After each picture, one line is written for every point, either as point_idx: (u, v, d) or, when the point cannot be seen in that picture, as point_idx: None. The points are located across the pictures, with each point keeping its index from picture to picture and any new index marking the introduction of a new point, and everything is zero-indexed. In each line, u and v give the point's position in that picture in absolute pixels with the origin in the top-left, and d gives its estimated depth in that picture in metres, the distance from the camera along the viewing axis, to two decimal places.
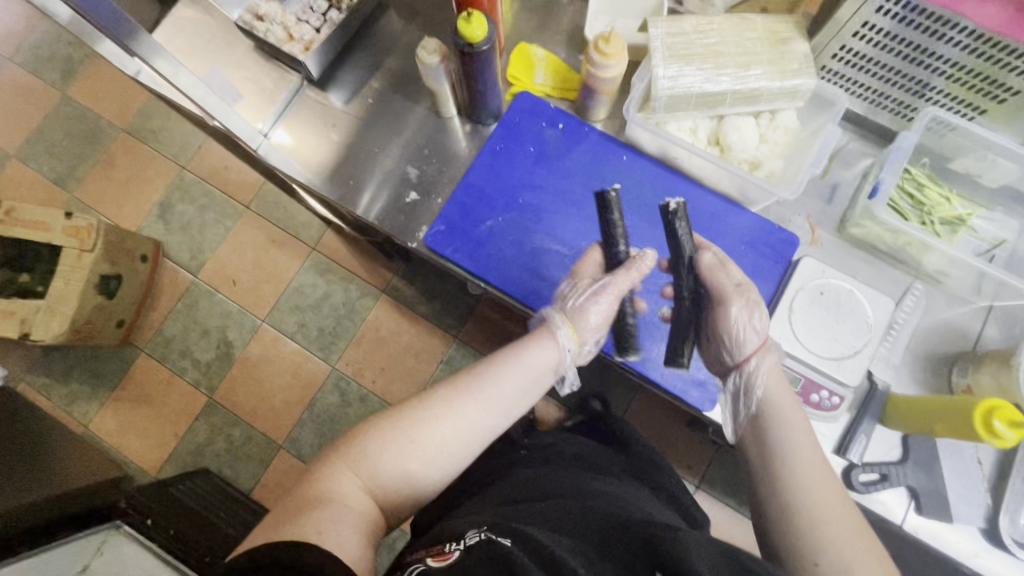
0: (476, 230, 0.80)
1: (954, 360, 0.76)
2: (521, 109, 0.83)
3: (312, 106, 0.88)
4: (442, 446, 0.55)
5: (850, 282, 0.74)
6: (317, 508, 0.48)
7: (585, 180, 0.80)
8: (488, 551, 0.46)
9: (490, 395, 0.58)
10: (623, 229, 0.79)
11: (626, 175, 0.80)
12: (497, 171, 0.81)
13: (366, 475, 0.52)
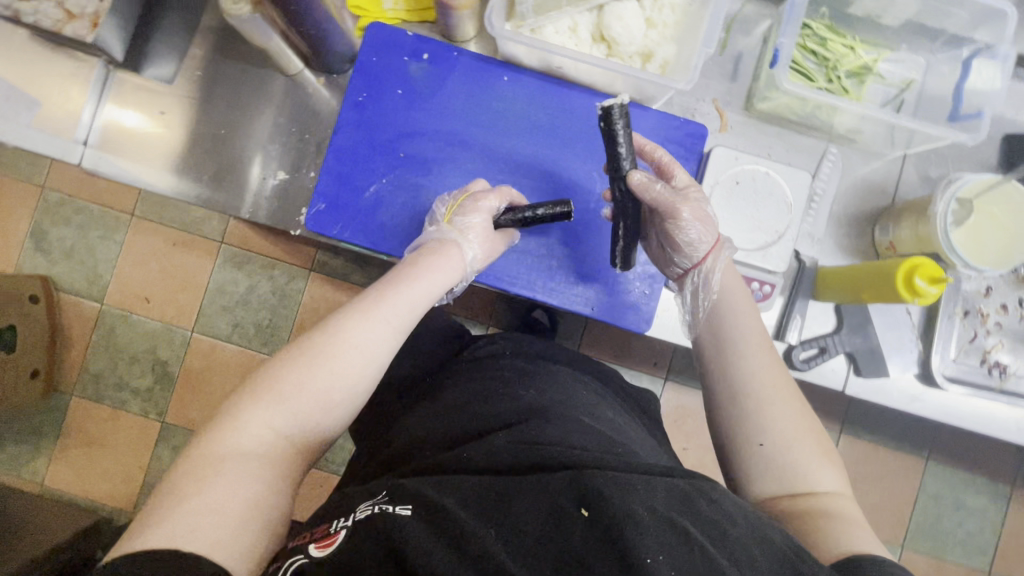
0: (361, 199, 0.70)
1: (876, 218, 0.74)
2: (374, 47, 0.70)
3: (132, 94, 0.73)
4: (311, 400, 0.50)
5: (765, 163, 0.69)
6: (195, 487, 0.43)
7: (466, 115, 0.71)
8: (371, 534, 0.40)
9: (366, 319, 0.54)
10: (520, 161, 0.71)
11: (510, 98, 0.71)
12: (366, 127, 0.70)
13: (241, 435, 0.47)
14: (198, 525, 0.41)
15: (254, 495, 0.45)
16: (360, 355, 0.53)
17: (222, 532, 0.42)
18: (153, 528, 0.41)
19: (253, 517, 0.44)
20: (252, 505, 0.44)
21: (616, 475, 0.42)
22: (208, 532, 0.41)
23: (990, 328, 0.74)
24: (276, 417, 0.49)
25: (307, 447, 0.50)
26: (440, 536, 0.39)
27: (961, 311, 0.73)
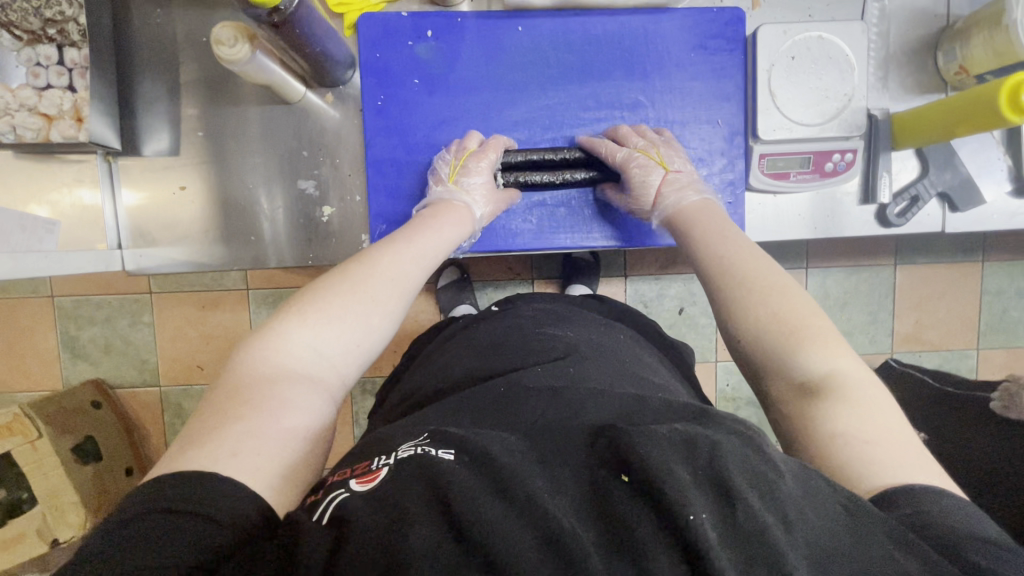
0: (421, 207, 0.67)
1: (935, 45, 0.70)
2: (373, 42, 0.64)
3: (144, 177, 0.69)
4: (335, 354, 0.48)
5: (815, 27, 0.64)
6: (239, 408, 0.41)
7: (493, 82, 0.66)
8: (412, 467, 0.34)
9: (379, 270, 0.53)
10: (563, 113, 0.67)
11: (530, 49, 0.65)
12: (397, 131, 0.66)
13: (279, 374, 0.44)
14: (249, 445, 0.38)
15: (301, 428, 0.42)
16: (378, 309, 0.51)
17: (270, 457, 0.39)
18: (195, 447, 0.38)
19: (298, 450, 0.41)
20: (296, 437, 0.41)
21: (657, 430, 0.34)
22: (256, 452, 0.38)
23: None
24: (302, 364, 0.46)
25: (338, 389, 0.47)
26: (478, 472, 0.33)
27: None
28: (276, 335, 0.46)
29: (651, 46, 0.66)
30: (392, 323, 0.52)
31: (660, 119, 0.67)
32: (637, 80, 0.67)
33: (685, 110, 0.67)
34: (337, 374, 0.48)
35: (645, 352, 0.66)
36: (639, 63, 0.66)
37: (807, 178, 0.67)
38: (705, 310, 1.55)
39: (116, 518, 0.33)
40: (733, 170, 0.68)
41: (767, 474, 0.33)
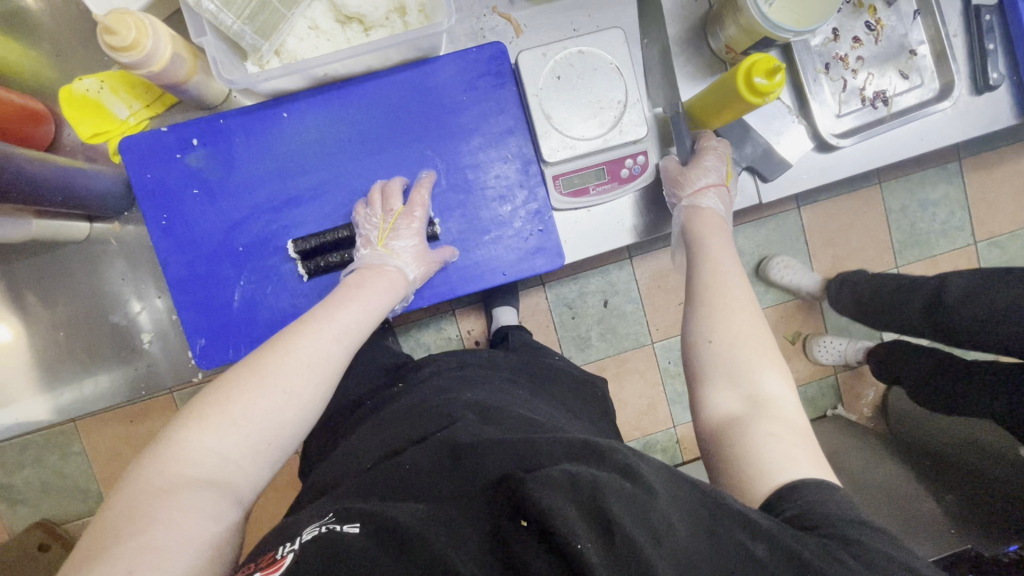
0: (230, 313, 0.65)
1: (704, 29, 0.70)
2: (140, 161, 0.63)
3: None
4: (240, 442, 0.46)
5: (569, 45, 0.64)
6: (136, 528, 0.39)
7: (272, 175, 0.64)
8: (317, 565, 0.34)
9: (287, 348, 0.50)
10: (351, 185, 0.66)
11: (301, 133, 0.64)
12: (186, 245, 0.64)
13: (179, 477, 0.43)
14: (154, 566, 0.37)
15: (208, 536, 0.41)
16: (282, 391, 0.49)
17: (170, 567, 0.38)
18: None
19: (204, 556, 0.40)
20: (202, 543, 0.41)
21: (546, 474, 0.36)
22: (153, 564, 0.37)
23: (855, 66, 0.72)
24: (206, 459, 0.44)
25: (249, 487, 0.46)
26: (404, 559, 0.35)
27: (822, 67, 0.72)
28: (181, 431, 0.45)
29: (424, 99, 0.65)
30: (305, 394, 0.50)
31: (450, 168, 0.66)
32: (417, 136, 0.66)
33: (475, 152, 0.66)
34: (247, 472, 0.46)
35: (538, 396, 0.66)
36: (412, 120, 0.65)
37: (606, 187, 0.67)
38: (628, 297, 1.57)
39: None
40: (536, 200, 0.67)
41: (646, 503, 0.36)
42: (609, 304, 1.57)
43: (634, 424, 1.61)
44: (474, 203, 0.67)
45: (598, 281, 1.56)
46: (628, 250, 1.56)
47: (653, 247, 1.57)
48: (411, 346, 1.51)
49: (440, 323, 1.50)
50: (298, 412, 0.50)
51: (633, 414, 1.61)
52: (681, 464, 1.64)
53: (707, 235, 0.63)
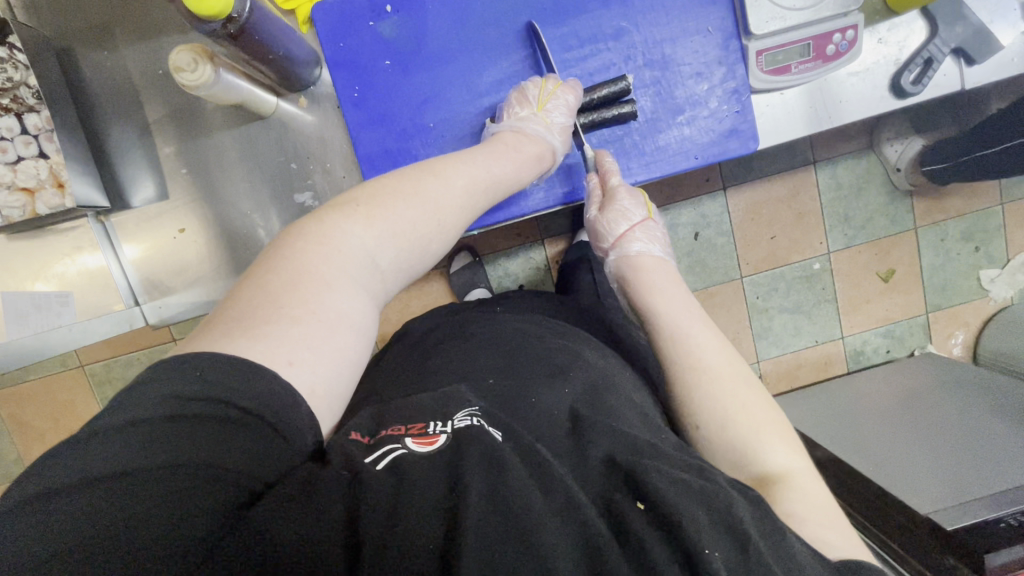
0: (418, 154, 0.87)
1: None
2: (335, 35, 0.84)
3: (134, 228, 0.92)
4: (386, 251, 0.66)
5: None
6: (311, 288, 0.57)
7: (467, 45, 0.85)
8: (468, 436, 0.50)
9: (431, 194, 0.71)
10: (547, 56, 0.86)
11: (505, 9, 0.84)
12: (384, 119, 0.86)
13: (344, 263, 0.61)
14: (312, 339, 0.54)
15: (353, 346, 0.59)
16: (423, 227, 0.70)
17: (317, 376, 0.54)
18: (267, 327, 0.53)
19: (339, 373, 0.56)
20: (343, 361, 0.57)
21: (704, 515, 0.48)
22: (310, 354, 0.53)
23: None
24: (361, 258, 0.63)
25: (383, 293, 0.66)
26: (530, 462, 0.49)
27: None
28: (349, 223, 0.64)
29: None
30: (433, 241, 0.71)
31: (644, 44, 0.85)
32: (618, 12, 0.84)
33: (671, 31, 0.84)
34: (385, 280, 0.67)
35: (564, 336, 0.88)
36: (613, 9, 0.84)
37: (809, 65, 0.79)
38: (720, 229, 1.54)
39: (183, 386, 0.46)
40: (734, 78, 0.84)
41: (684, 478, 0.52)
42: (700, 236, 1.54)
43: None
44: (670, 78, 0.85)
45: (689, 212, 1.53)
46: (722, 180, 1.52)
47: (748, 178, 1.52)
48: (499, 276, 1.50)
49: (529, 252, 1.49)
50: (424, 246, 0.70)
51: None
52: None
53: (658, 288, 0.79)
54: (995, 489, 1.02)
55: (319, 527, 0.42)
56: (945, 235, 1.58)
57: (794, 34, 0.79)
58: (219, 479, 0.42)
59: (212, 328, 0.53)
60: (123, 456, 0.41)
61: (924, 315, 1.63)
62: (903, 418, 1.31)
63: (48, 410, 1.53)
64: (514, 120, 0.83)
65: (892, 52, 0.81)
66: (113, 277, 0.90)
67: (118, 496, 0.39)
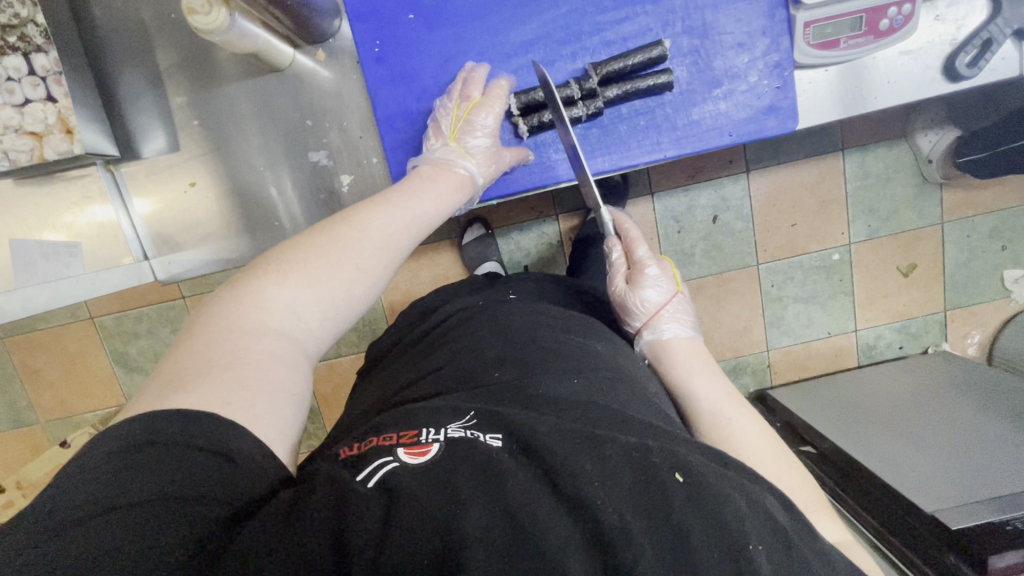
0: (436, 115, 0.88)
1: None
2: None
3: (144, 179, 0.90)
4: (315, 294, 0.63)
5: None
6: (231, 339, 0.57)
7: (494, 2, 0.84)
8: (465, 445, 0.52)
9: (365, 233, 0.68)
10: (580, 17, 0.84)
11: None
12: (406, 77, 0.87)
13: (260, 319, 0.59)
14: (247, 380, 0.55)
15: (289, 383, 0.58)
16: (357, 265, 0.67)
17: (258, 407, 0.54)
18: (193, 381, 0.53)
19: (281, 411, 0.56)
20: (288, 396, 0.57)
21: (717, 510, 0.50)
22: (244, 407, 0.53)
23: None
24: (281, 309, 0.61)
25: (312, 343, 0.64)
26: (531, 468, 0.51)
27: None
28: (267, 272, 0.63)
29: None
30: (374, 278, 0.69)
31: (684, 8, 0.82)
32: None
33: None
34: (313, 331, 0.64)
35: (571, 326, 0.87)
36: None
37: (859, 40, 0.76)
38: (739, 214, 1.51)
39: (145, 428, 0.48)
40: (778, 50, 0.81)
41: (687, 471, 0.53)
42: (718, 220, 1.51)
43: (726, 344, 1.61)
44: (709, 47, 0.82)
45: (709, 195, 1.49)
46: (745, 163, 1.47)
47: (773, 162, 1.47)
48: (512, 250, 1.47)
49: (543, 227, 1.46)
50: (361, 286, 0.68)
51: (727, 333, 1.59)
52: (769, 388, 1.64)
53: (697, 372, 0.83)
54: (999, 493, 1.00)
55: (314, 542, 0.42)
56: (971, 232, 1.54)
57: (844, 5, 0.76)
58: (186, 511, 0.43)
59: (149, 390, 0.54)
60: (89, 491, 0.43)
61: (942, 312, 1.60)
62: (915, 415, 1.29)
63: (60, 361, 1.55)
64: (441, 150, 0.83)
65: (952, 31, 0.78)
66: (122, 231, 0.90)
67: (99, 527, 0.40)
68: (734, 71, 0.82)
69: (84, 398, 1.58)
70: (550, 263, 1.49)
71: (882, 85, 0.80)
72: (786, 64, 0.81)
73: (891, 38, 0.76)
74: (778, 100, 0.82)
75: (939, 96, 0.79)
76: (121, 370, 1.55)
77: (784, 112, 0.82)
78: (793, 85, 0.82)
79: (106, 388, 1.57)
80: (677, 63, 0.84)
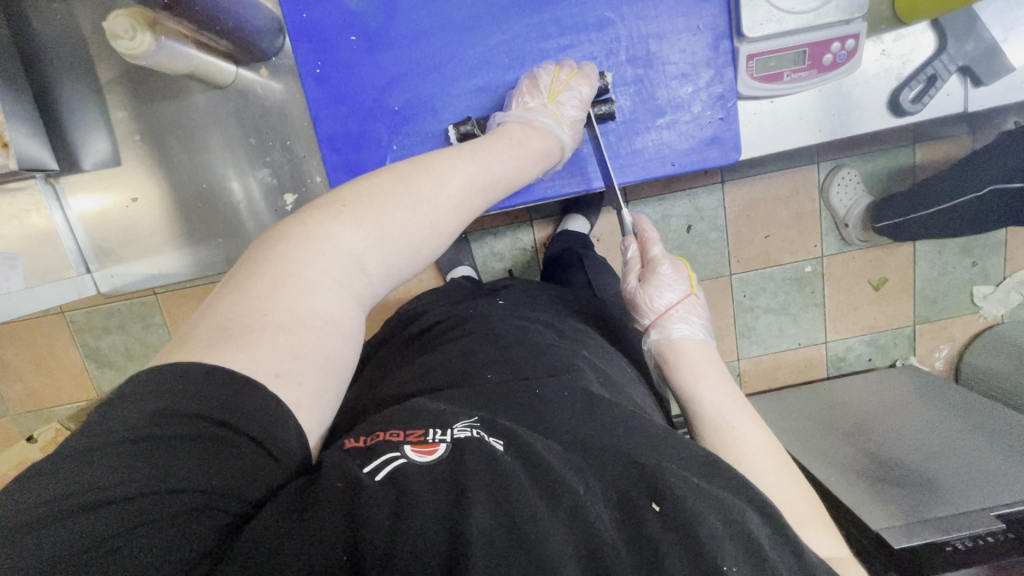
0: (375, 139, 0.87)
1: None
2: (297, 5, 0.83)
3: (85, 186, 0.98)
4: (378, 252, 0.63)
5: None
6: (293, 288, 0.55)
7: (438, 26, 0.84)
8: (468, 444, 0.50)
9: (428, 193, 0.67)
10: (524, 43, 0.85)
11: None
12: (346, 99, 0.86)
13: (325, 269, 0.58)
14: (302, 344, 0.53)
15: (342, 351, 0.58)
16: (423, 224, 0.67)
17: (303, 386, 0.52)
18: (251, 336, 0.51)
19: (329, 381, 0.55)
20: (333, 367, 0.56)
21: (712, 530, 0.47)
22: (297, 375, 0.52)
23: None
24: (347, 261, 0.60)
25: (367, 297, 0.63)
26: (530, 472, 0.49)
27: None
28: (337, 212, 0.61)
29: None
30: (430, 243, 0.68)
31: (629, 38, 0.84)
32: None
33: (657, 27, 0.83)
34: (370, 286, 0.64)
35: (566, 332, 0.85)
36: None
37: (802, 74, 0.80)
38: (714, 225, 1.51)
39: (167, 403, 0.44)
40: (721, 82, 0.83)
41: (683, 491, 0.50)
42: (692, 230, 1.51)
43: None
44: (653, 77, 0.84)
45: (684, 204, 1.49)
46: (721, 174, 1.47)
47: (748, 174, 1.48)
48: (485, 255, 1.47)
49: (517, 233, 1.46)
50: (419, 247, 0.67)
51: None
52: None
53: (705, 375, 0.80)
54: (946, 512, 1.03)
55: (327, 542, 0.40)
56: (943, 247, 1.55)
57: (785, 40, 0.78)
58: (203, 507, 0.40)
59: (187, 339, 0.51)
60: (111, 473, 0.39)
61: (912, 326, 1.61)
62: (877, 428, 1.31)
63: (30, 353, 1.54)
64: (523, 111, 0.82)
65: (895, 67, 0.82)
66: (59, 235, 0.98)
67: (104, 522, 0.37)
68: (676, 103, 0.85)
69: (54, 392, 1.57)
70: (523, 269, 1.49)
71: (825, 116, 0.84)
72: (729, 96, 0.83)
73: (833, 73, 0.79)
74: (719, 131, 0.85)
75: (882, 128, 0.83)
76: (91, 365, 1.54)
77: (724, 145, 0.85)
78: (733, 117, 0.84)
79: (77, 382, 1.56)
80: (621, 91, 0.86)
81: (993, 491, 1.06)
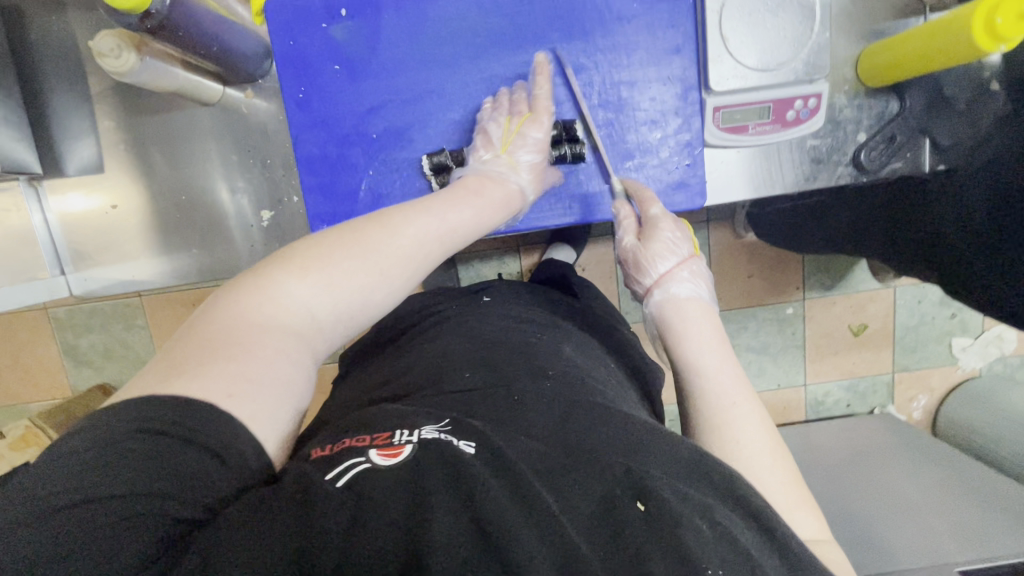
0: (353, 163, 0.89)
1: None
2: (285, 32, 0.86)
3: (67, 187, 1.03)
4: (340, 293, 0.60)
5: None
6: (244, 330, 0.53)
7: (420, 61, 0.87)
8: (433, 449, 0.49)
9: (392, 237, 0.65)
10: (501, 81, 0.88)
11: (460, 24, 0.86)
12: (325, 123, 0.88)
13: (275, 314, 0.55)
14: (254, 374, 0.50)
15: (297, 386, 0.54)
16: (387, 269, 0.64)
17: (258, 410, 0.49)
18: (200, 367, 0.49)
19: (282, 419, 0.51)
20: (291, 396, 0.53)
21: (692, 532, 0.45)
22: (252, 400, 0.49)
23: None
24: (303, 305, 0.57)
25: (324, 343, 0.59)
26: (501, 476, 0.47)
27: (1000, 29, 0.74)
28: (288, 262, 0.59)
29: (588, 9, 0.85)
30: (398, 285, 0.65)
31: (603, 82, 0.87)
32: (579, 40, 0.86)
33: (632, 73, 0.86)
34: (327, 335, 0.60)
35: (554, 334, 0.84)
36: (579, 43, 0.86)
37: (767, 127, 0.85)
38: None
39: (123, 414, 0.44)
40: (689, 130, 0.87)
41: (661, 488, 0.48)
42: None
43: None
44: (623, 121, 0.88)
45: None
46: (705, 213, 1.50)
47: (732, 214, 1.50)
48: (471, 278, 1.49)
49: (503, 259, 1.48)
50: (387, 289, 0.64)
51: None
52: None
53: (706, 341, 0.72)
54: (895, 568, 1.03)
55: (273, 552, 0.41)
56: (922, 298, 1.57)
57: (751, 95, 0.83)
58: (145, 513, 0.40)
59: (140, 378, 0.50)
60: (61, 482, 0.40)
61: (890, 374, 1.63)
62: (846, 476, 1.30)
63: (7, 347, 1.53)
64: (479, 164, 0.84)
65: (855, 125, 0.87)
66: (38, 234, 1.04)
67: (43, 530, 0.38)
68: (646, 148, 0.88)
69: (28, 388, 1.56)
70: None
71: (790, 166, 0.88)
72: (697, 143, 0.87)
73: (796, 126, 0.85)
74: (687, 176, 0.88)
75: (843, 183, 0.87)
76: (69, 363, 1.54)
77: (691, 190, 0.88)
78: (699, 164, 0.88)
79: (52, 380, 1.55)
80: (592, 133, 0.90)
81: (945, 548, 1.06)
